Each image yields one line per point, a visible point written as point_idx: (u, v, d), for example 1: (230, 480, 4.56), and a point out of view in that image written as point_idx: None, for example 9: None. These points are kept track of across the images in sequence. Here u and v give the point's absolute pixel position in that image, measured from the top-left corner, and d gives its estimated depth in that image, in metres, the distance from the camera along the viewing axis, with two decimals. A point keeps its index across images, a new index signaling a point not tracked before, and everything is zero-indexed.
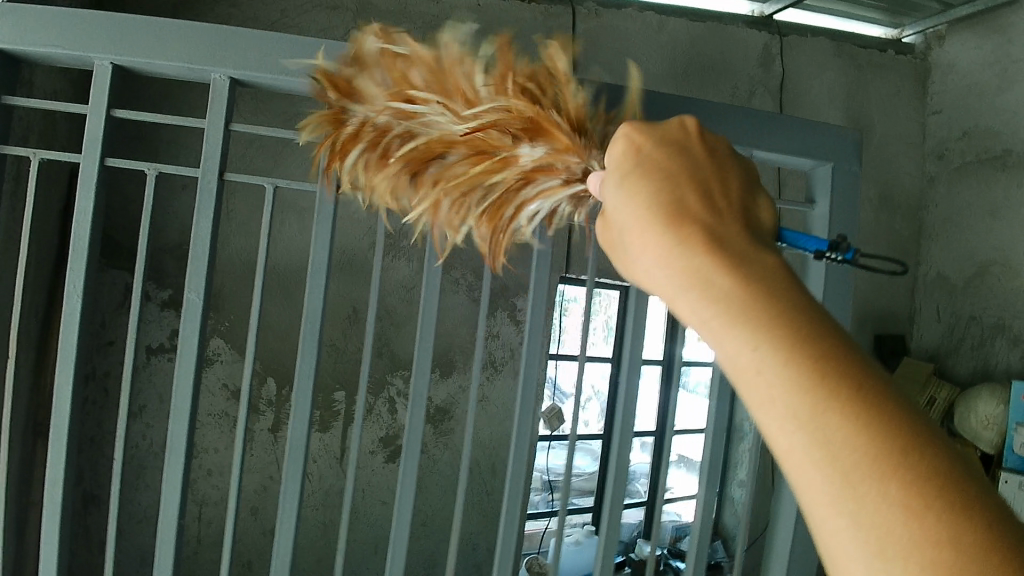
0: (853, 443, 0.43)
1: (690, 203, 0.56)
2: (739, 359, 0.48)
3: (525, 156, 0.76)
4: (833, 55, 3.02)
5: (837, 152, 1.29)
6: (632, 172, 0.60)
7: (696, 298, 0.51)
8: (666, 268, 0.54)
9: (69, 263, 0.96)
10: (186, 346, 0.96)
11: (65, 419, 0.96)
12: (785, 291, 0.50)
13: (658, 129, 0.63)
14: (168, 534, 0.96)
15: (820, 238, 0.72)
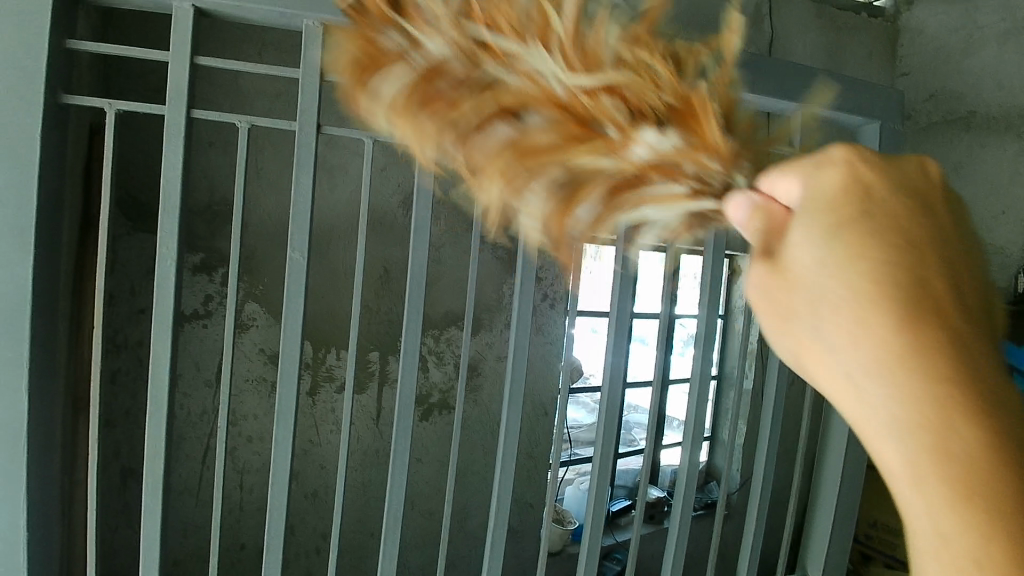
0: (991, 516, 0.39)
1: (893, 240, 0.44)
2: (881, 421, 0.42)
3: (644, 141, 0.54)
4: (814, 17, 2.71)
5: (884, 111, 1.50)
6: (819, 205, 0.46)
7: (858, 320, 0.43)
8: (835, 287, 0.44)
9: (161, 221, 0.90)
10: (291, 307, 0.95)
11: (167, 384, 0.94)
12: (970, 357, 0.41)
13: (869, 146, 0.49)
14: (278, 492, 1.00)
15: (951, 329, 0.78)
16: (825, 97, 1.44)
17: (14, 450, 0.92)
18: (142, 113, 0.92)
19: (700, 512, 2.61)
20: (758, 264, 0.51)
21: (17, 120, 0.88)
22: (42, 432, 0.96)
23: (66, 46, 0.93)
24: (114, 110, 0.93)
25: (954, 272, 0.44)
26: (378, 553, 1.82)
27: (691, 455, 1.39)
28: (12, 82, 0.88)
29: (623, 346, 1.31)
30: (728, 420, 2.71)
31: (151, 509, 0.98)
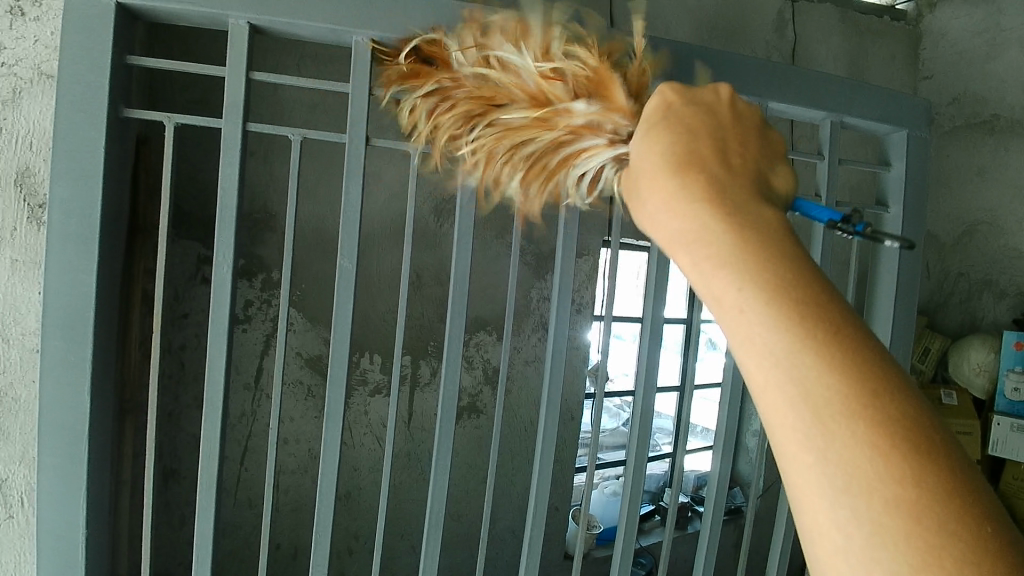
0: (856, 424, 0.45)
1: (708, 152, 0.58)
2: (723, 298, 0.51)
3: (577, 111, 0.76)
4: (835, 23, 2.69)
5: (911, 119, 1.52)
6: (657, 126, 0.62)
7: (701, 246, 0.53)
8: (682, 218, 0.55)
9: (218, 229, 0.94)
10: (341, 310, 1.00)
11: (221, 386, 0.98)
12: (813, 281, 0.50)
13: (691, 91, 0.64)
14: (326, 490, 1.04)
15: (830, 207, 0.67)
16: (854, 105, 1.45)
17: (76, 450, 0.96)
18: (199, 125, 0.95)
19: (725, 518, 2.59)
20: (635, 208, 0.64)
21: (81, 132, 0.91)
22: (101, 433, 0.99)
23: (128, 62, 0.96)
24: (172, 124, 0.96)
25: (757, 198, 0.56)
26: (408, 554, 1.85)
27: (722, 458, 1.41)
28: (78, 96, 0.91)
29: (655, 352, 1.33)
30: (751, 424, 2.68)
31: (205, 507, 1.02)
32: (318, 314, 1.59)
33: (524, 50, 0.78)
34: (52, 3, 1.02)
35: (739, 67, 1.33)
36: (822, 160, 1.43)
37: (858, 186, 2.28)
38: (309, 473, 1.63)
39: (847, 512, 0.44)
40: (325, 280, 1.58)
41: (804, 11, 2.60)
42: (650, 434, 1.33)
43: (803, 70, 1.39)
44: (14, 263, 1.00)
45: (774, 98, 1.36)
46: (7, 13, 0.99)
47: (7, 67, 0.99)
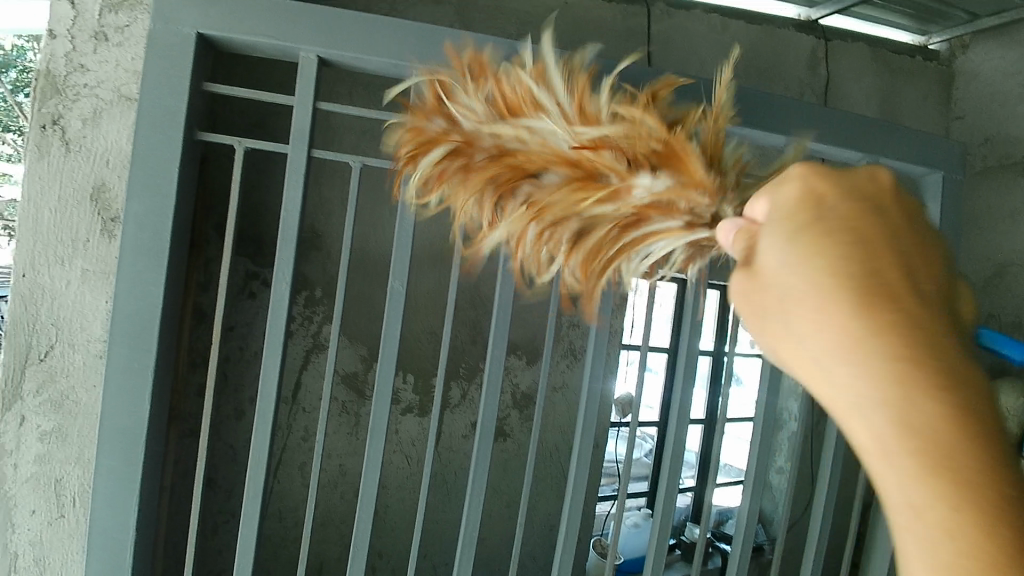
0: (1013, 554, 0.40)
1: (881, 263, 0.46)
2: (888, 447, 0.44)
3: (643, 190, 0.77)
4: (869, 63, 2.71)
5: (946, 162, 1.53)
6: (804, 226, 0.48)
7: (813, 335, 0.47)
8: (795, 282, 0.47)
9: (278, 249, 0.98)
10: (389, 331, 1.04)
11: (272, 399, 1.02)
12: (976, 395, 0.43)
13: (843, 174, 0.52)
14: (367, 501, 1.08)
15: (925, 315, 0.65)
16: (890, 147, 1.47)
17: (131, 455, 1.00)
18: (266, 150, 1.01)
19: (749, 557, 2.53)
20: (757, 319, 0.52)
21: (158, 154, 0.97)
22: (156, 439, 1.03)
23: (203, 88, 1.02)
24: (240, 148, 1.02)
25: (934, 295, 0.46)
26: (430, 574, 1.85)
27: (752, 492, 1.41)
28: (156, 120, 0.97)
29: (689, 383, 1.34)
30: (776, 460, 2.66)
31: (250, 515, 1.05)
32: (356, 331, 1.63)
33: (557, 114, 0.82)
34: (134, 30, 1.08)
35: (777, 106, 1.36)
36: None
37: None
38: (338, 488, 1.66)
39: None
40: (364, 298, 1.62)
41: (837, 51, 2.63)
42: (681, 466, 1.34)
43: (838, 111, 1.42)
44: (83, 273, 1.06)
45: (811, 138, 1.39)
46: (92, 39, 1.06)
47: (90, 88, 1.06)
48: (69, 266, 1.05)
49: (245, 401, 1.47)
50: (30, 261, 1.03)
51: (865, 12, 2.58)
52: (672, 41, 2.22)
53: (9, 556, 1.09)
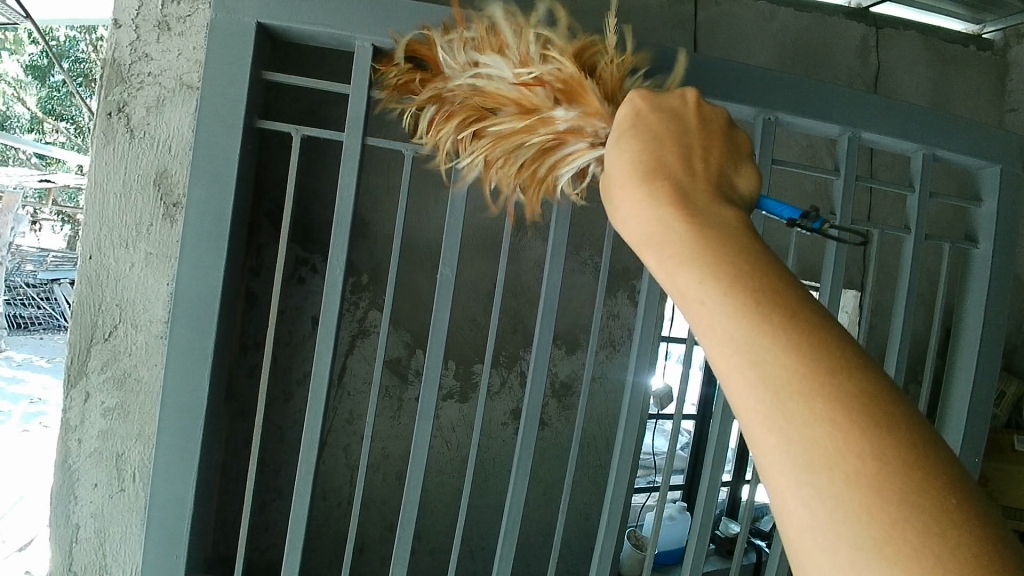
0: (796, 373, 0.46)
1: (671, 161, 0.61)
2: (689, 293, 0.52)
3: (559, 118, 0.79)
4: (922, 51, 2.61)
5: (1006, 154, 1.48)
6: (627, 134, 0.65)
7: (661, 244, 0.55)
8: (633, 209, 0.59)
9: (333, 235, 1.01)
10: (439, 317, 1.05)
11: (325, 382, 1.04)
12: (745, 247, 0.52)
13: (658, 97, 0.67)
14: (414, 482, 1.11)
15: (792, 206, 0.74)
16: (948, 138, 1.42)
17: (190, 433, 1.04)
18: (323, 138, 1.03)
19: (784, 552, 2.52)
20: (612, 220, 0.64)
21: (219, 141, 1.00)
22: (213, 417, 1.07)
23: (262, 77, 1.04)
24: (297, 136, 1.04)
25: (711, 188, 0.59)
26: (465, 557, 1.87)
27: None
28: (218, 109, 1.00)
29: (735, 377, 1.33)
30: None
31: (302, 491, 1.09)
32: (400, 318, 1.66)
33: (503, 57, 0.82)
34: (195, 19, 1.11)
35: (831, 95, 1.33)
36: (913, 192, 1.41)
37: (943, 220, 2.21)
38: (379, 470, 1.69)
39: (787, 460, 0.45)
40: (407, 285, 1.65)
41: (889, 39, 2.54)
42: (725, 458, 1.33)
43: (896, 100, 1.38)
44: (146, 256, 1.09)
45: (867, 127, 1.36)
46: (155, 28, 1.09)
47: (153, 76, 1.09)
48: (132, 249, 1.09)
49: (294, 384, 1.48)
50: (97, 244, 1.07)
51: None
52: (718, 30, 2.18)
53: (73, 527, 1.13)
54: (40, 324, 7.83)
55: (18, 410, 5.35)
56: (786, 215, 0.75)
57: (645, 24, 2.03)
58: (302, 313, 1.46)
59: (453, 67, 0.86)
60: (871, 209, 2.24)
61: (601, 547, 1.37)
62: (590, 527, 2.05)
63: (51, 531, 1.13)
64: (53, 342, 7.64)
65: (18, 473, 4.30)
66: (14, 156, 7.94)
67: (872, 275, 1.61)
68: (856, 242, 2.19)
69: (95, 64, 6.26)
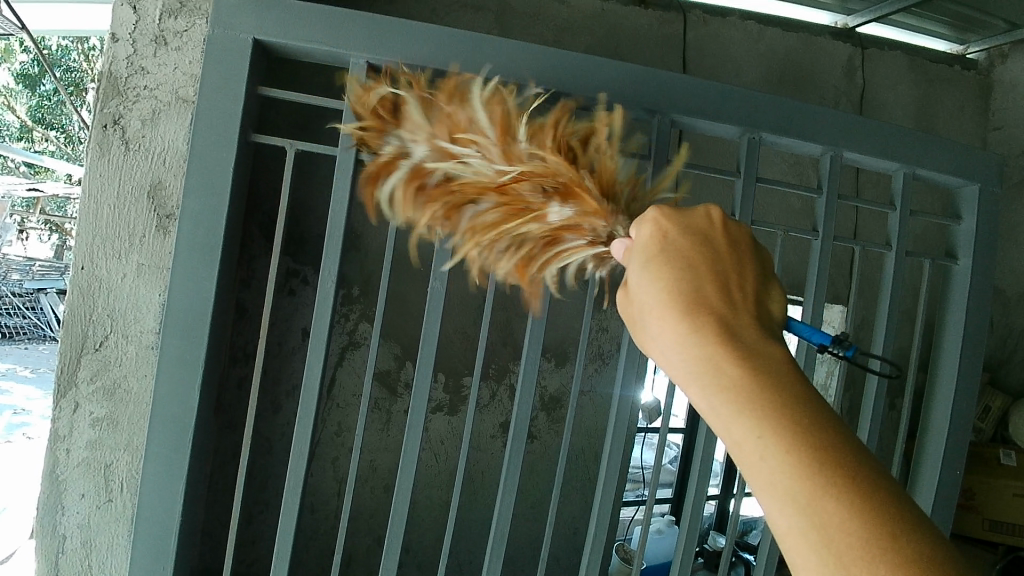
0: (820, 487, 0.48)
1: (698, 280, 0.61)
2: (724, 416, 0.54)
3: (554, 215, 0.89)
4: (906, 71, 2.66)
5: (982, 174, 1.52)
6: (649, 248, 0.65)
7: (695, 364, 0.57)
8: (650, 296, 0.62)
9: (325, 247, 1.02)
10: (429, 329, 1.07)
11: (315, 393, 1.05)
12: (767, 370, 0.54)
13: (681, 215, 0.66)
14: (402, 493, 1.11)
15: (825, 333, 0.72)
16: (927, 158, 1.46)
17: (181, 443, 1.04)
18: (317, 152, 1.04)
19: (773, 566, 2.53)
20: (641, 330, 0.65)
21: (214, 155, 1.01)
22: (203, 427, 1.07)
23: (257, 92, 1.06)
24: (291, 150, 1.06)
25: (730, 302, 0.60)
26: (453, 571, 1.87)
27: None
28: (213, 122, 1.01)
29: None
30: None
31: (290, 503, 1.09)
32: (391, 330, 1.67)
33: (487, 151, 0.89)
34: (192, 34, 1.12)
35: (814, 115, 1.37)
36: (893, 210, 1.45)
37: (925, 237, 2.26)
38: (368, 482, 1.69)
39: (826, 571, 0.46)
40: (399, 297, 1.66)
41: (875, 58, 2.60)
42: (710, 471, 1.35)
43: (876, 121, 1.41)
44: (139, 267, 1.10)
45: (848, 147, 1.40)
46: (152, 43, 1.11)
47: (150, 90, 1.10)
48: (125, 260, 1.10)
49: (283, 395, 1.48)
50: (90, 255, 1.08)
51: (901, 19, 2.56)
52: (707, 49, 2.23)
53: (58, 538, 1.13)
54: (25, 333, 7.74)
55: (1, 421, 5.28)
56: (816, 341, 0.73)
57: (635, 43, 2.08)
58: (293, 325, 1.47)
59: (417, 140, 0.91)
60: (856, 225, 2.28)
61: (587, 560, 1.38)
62: (579, 541, 2.05)
63: (36, 543, 1.12)
64: (38, 352, 7.55)
65: (0, 486, 4.23)
66: (2, 164, 7.89)
67: (855, 292, 1.64)
68: (841, 259, 2.22)
69: (87, 73, 6.26)
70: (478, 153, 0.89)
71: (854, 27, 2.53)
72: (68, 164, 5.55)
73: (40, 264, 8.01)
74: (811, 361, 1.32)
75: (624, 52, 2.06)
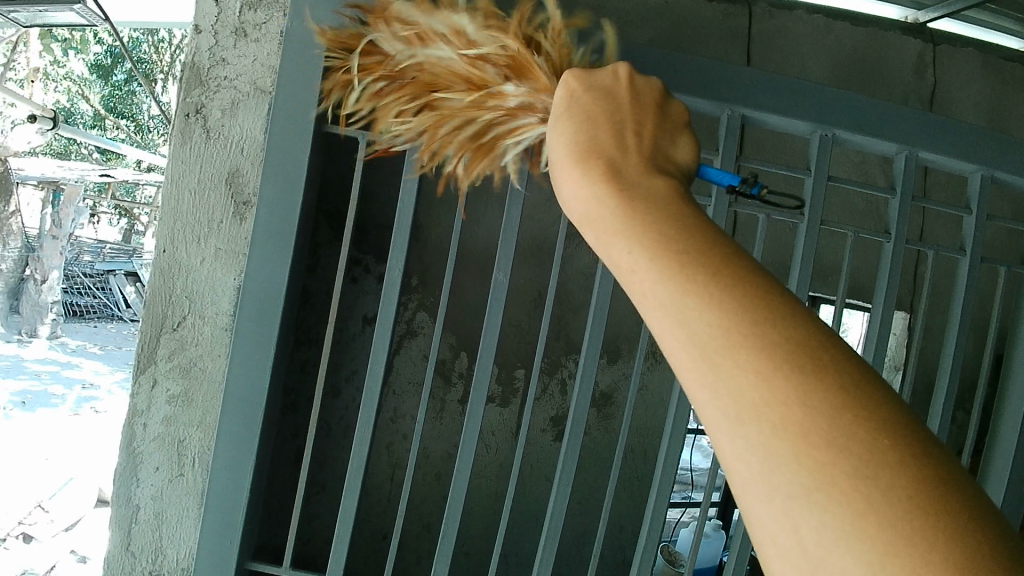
0: (747, 360, 0.44)
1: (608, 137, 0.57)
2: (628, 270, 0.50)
3: (508, 94, 0.79)
4: (982, 68, 2.53)
5: None
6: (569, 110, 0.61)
7: (601, 222, 0.52)
8: (579, 197, 0.54)
9: (392, 237, 1.04)
10: (491, 321, 1.08)
11: (379, 380, 1.08)
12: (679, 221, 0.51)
13: (590, 76, 0.63)
14: (460, 482, 1.13)
15: (731, 175, 0.74)
16: (1010, 160, 1.39)
17: (252, 421, 1.08)
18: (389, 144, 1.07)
19: None
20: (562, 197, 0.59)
21: (291, 144, 1.05)
22: (271, 408, 1.11)
23: None
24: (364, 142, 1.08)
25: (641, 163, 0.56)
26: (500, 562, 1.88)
27: None
28: (290, 114, 1.04)
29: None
30: None
31: (352, 486, 1.12)
32: (447, 320, 1.69)
33: (445, 40, 0.81)
34: (271, 27, 1.16)
35: (888, 113, 1.32)
36: (970, 214, 1.38)
37: (1002, 244, 2.15)
38: (419, 469, 1.72)
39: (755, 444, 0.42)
40: (456, 288, 1.68)
41: (945, 56, 2.47)
42: None
43: (956, 120, 1.35)
44: (216, 251, 1.15)
45: (926, 147, 1.34)
46: (233, 34, 1.14)
47: (230, 80, 1.14)
48: (204, 243, 1.14)
49: (342, 380, 1.51)
50: (171, 238, 1.13)
51: (977, 14, 2.45)
52: (773, 43, 2.16)
53: (133, 507, 1.19)
54: (94, 313, 8.15)
55: (71, 395, 5.57)
56: (725, 184, 0.75)
57: (699, 38, 2.04)
58: (354, 312, 1.51)
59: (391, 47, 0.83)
60: (925, 228, 2.19)
61: (638, 560, 1.37)
62: (626, 541, 2.03)
63: (112, 511, 1.18)
64: (106, 331, 7.93)
65: (70, 457, 4.47)
66: (78, 151, 8.32)
67: (924, 301, 1.56)
68: (909, 263, 2.14)
69: (157, 64, 6.54)
70: (444, 41, 0.81)
71: (927, 21, 2.43)
72: (139, 152, 5.82)
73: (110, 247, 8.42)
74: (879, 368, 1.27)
75: (687, 46, 2.03)
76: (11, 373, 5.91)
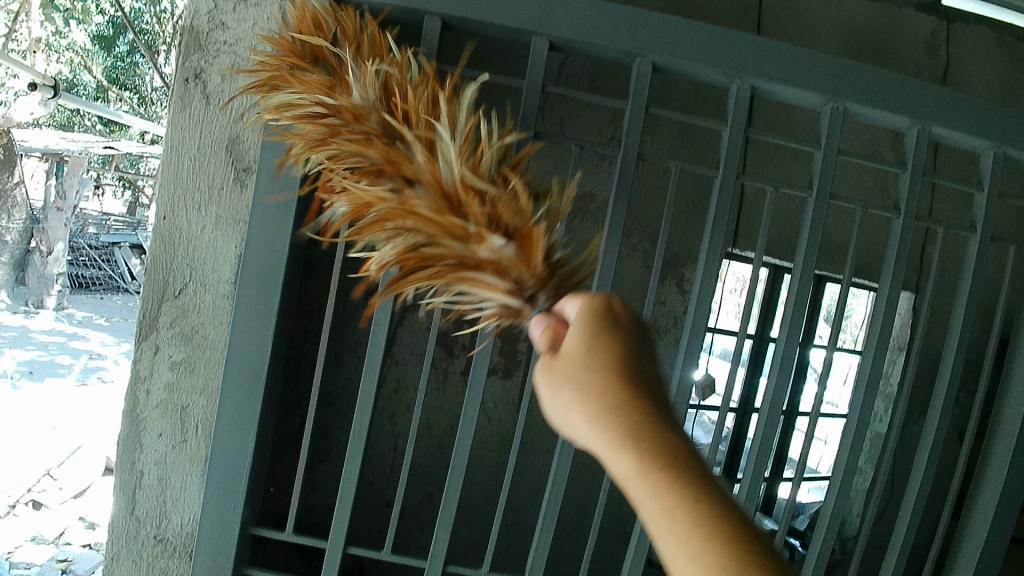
0: (678, 482, 0.57)
1: (608, 351, 0.66)
2: (615, 464, 0.60)
3: (490, 244, 0.87)
4: (996, 46, 2.48)
5: None
6: (568, 347, 0.68)
7: (580, 408, 0.64)
8: (567, 404, 0.65)
9: (395, 205, 1.04)
10: (493, 292, 1.07)
11: (381, 349, 1.08)
12: (648, 407, 0.62)
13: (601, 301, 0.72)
14: (461, 451, 1.14)
15: None
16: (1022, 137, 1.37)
17: (255, 388, 1.09)
18: None
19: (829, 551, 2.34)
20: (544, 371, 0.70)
21: (293, 111, 1.04)
22: (273, 376, 1.12)
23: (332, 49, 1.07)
24: None
25: (627, 348, 0.67)
26: (499, 532, 1.90)
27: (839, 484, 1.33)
28: (291, 79, 1.03)
29: (786, 367, 1.30)
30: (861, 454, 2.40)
31: (354, 454, 1.13)
32: (451, 293, 1.69)
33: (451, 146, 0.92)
34: None
35: (901, 86, 1.29)
36: (981, 192, 1.36)
37: (1010, 224, 2.13)
38: (421, 439, 1.73)
39: (682, 535, 0.54)
40: None
41: (960, 32, 2.42)
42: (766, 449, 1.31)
43: (970, 95, 1.33)
44: (217, 220, 1.14)
45: (938, 121, 1.31)
46: None
47: (229, 45, 1.12)
48: (205, 212, 1.14)
49: (345, 351, 1.51)
50: (171, 205, 1.13)
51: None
52: (784, 15, 2.12)
53: (136, 473, 1.20)
54: (100, 285, 8.17)
55: (78, 366, 5.62)
56: None
57: (709, 8, 2.00)
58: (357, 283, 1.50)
59: (361, 90, 0.98)
60: (934, 208, 2.16)
61: (637, 532, 1.38)
62: (626, 514, 2.05)
63: (116, 476, 1.19)
64: (112, 302, 7.96)
65: (77, 426, 4.51)
66: (81, 122, 8.28)
67: (932, 279, 1.54)
68: (917, 242, 2.12)
69: (159, 35, 6.47)
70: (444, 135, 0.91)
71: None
72: (143, 124, 5.80)
73: (115, 220, 8.42)
74: (884, 343, 1.27)
75: (697, 16, 1.99)
76: (18, 343, 5.95)
